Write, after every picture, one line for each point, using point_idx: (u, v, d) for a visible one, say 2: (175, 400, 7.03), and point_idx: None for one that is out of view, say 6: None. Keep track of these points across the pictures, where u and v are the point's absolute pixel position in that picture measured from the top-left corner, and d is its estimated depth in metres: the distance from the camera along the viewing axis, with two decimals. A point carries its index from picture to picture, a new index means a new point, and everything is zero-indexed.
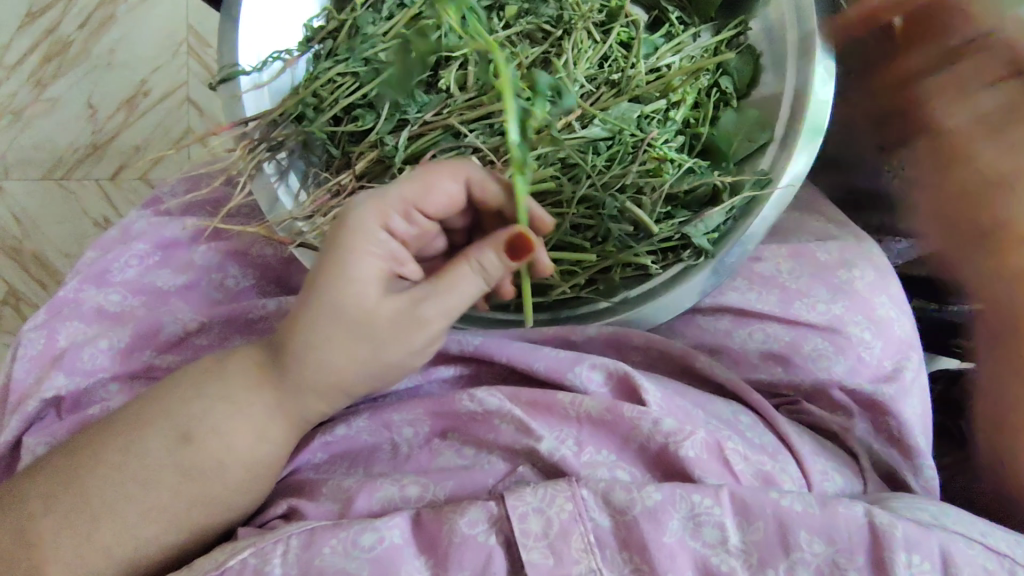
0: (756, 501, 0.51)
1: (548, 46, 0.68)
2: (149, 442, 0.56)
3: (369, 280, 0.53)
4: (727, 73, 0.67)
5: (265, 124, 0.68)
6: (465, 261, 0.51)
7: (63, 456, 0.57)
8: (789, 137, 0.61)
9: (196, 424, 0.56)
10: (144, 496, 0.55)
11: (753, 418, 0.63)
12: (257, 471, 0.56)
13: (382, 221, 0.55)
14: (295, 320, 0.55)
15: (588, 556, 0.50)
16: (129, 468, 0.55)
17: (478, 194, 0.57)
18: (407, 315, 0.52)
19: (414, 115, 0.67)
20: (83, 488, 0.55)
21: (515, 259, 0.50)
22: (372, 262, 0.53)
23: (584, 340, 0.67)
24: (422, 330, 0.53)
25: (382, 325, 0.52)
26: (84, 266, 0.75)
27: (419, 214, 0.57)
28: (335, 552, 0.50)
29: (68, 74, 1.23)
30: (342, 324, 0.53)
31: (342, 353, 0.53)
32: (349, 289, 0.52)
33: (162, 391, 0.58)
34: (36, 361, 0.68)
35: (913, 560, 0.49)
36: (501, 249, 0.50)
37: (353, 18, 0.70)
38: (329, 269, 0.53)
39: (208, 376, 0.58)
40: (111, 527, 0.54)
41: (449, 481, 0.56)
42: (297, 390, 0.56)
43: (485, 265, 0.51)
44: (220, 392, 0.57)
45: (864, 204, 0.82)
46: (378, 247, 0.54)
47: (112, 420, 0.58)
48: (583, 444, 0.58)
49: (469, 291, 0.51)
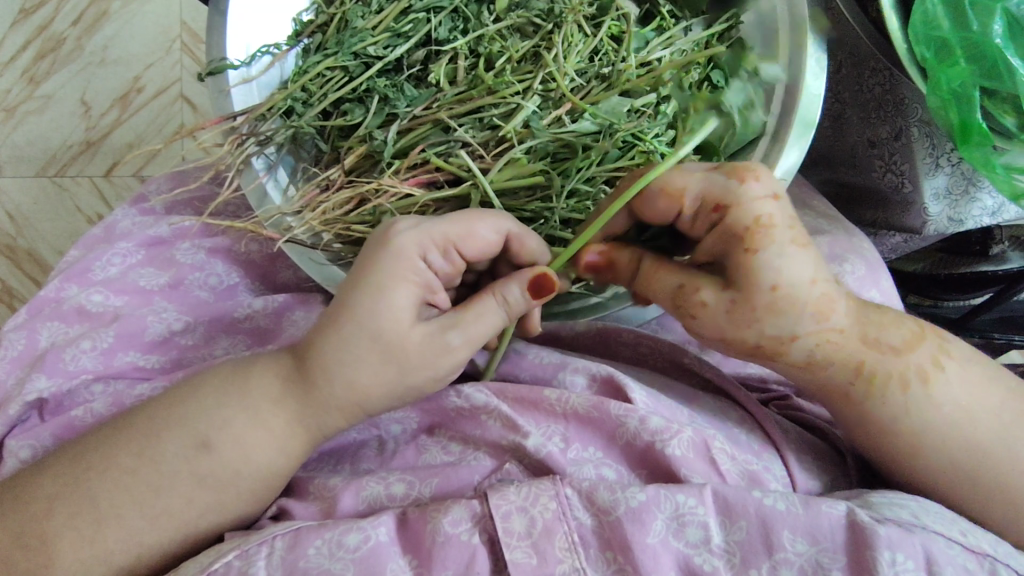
0: (738, 499, 0.50)
1: (539, 40, 0.66)
2: (169, 447, 0.55)
3: (405, 303, 0.52)
4: (718, 67, 0.65)
5: (254, 118, 0.68)
6: (492, 295, 0.53)
7: (68, 458, 0.56)
8: (780, 131, 0.61)
9: (214, 432, 0.55)
10: (155, 501, 0.54)
11: (744, 417, 0.61)
12: (269, 480, 0.55)
13: (421, 252, 0.53)
14: (324, 336, 0.53)
15: (572, 556, 0.49)
16: (143, 473, 0.54)
17: (514, 248, 0.57)
18: (437, 342, 0.53)
19: (403, 110, 0.66)
20: (91, 494, 0.54)
21: (538, 297, 0.53)
22: (407, 291, 0.52)
23: (571, 336, 0.69)
24: (448, 358, 0.53)
25: (412, 352, 0.52)
26: (68, 266, 0.75)
27: (457, 253, 0.55)
28: (320, 553, 0.49)
29: (61, 72, 1.22)
30: (375, 346, 0.52)
31: (370, 372, 0.53)
32: (386, 310, 0.52)
33: (181, 397, 0.57)
34: (16, 363, 0.69)
35: (897, 558, 0.48)
36: (526, 286, 0.53)
37: (343, 11, 0.69)
38: (367, 291, 0.52)
39: (231, 385, 0.56)
40: (117, 532, 0.53)
41: (434, 478, 0.56)
42: (321, 406, 0.54)
43: (510, 300, 0.53)
44: (242, 404, 0.55)
45: (855, 199, 0.84)
46: (417, 275, 0.53)
47: (124, 422, 0.57)
48: (570, 440, 0.57)
49: (492, 324, 0.53)
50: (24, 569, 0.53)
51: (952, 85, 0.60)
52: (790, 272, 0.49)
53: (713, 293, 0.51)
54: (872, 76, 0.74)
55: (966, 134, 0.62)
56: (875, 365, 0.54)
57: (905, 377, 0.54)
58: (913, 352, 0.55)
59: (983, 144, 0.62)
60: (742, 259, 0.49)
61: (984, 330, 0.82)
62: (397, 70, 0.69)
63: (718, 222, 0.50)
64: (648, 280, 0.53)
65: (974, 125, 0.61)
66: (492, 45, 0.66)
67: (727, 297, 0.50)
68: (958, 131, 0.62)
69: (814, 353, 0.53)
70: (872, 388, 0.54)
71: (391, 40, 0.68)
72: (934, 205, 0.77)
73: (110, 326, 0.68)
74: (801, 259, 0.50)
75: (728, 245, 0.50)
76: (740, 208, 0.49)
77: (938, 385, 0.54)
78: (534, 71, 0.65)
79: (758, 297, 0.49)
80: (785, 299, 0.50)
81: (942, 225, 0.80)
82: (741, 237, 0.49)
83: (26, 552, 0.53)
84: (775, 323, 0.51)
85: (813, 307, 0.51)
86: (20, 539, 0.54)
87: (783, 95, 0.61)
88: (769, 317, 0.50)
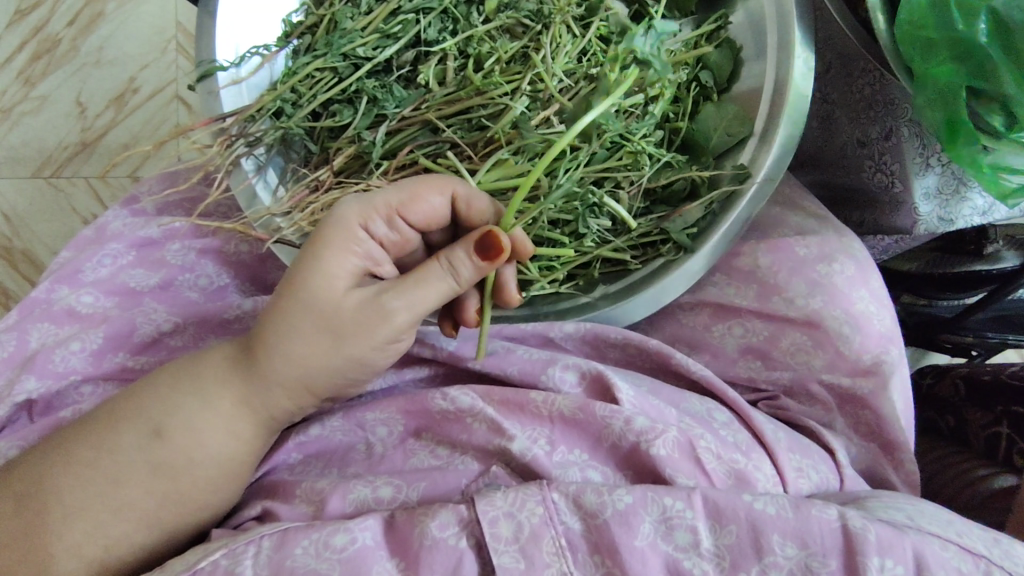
0: (728, 503, 0.50)
1: (527, 41, 0.66)
2: (125, 438, 0.55)
3: (342, 273, 0.54)
4: (707, 67, 0.65)
5: (242, 120, 0.67)
6: (438, 259, 0.52)
7: (37, 456, 0.56)
8: (768, 131, 0.61)
9: (171, 423, 0.55)
10: (117, 493, 0.54)
11: (729, 417, 0.62)
12: (230, 468, 0.56)
13: (363, 222, 0.55)
14: (273, 314, 0.55)
15: (560, 560, 0.49)
16: (103, 465, 0.55)
17: (463, 212, 0.56)
18: (373, 309, 0.52)
19: (392, 111, 0.66)
20: (55, 488, 0.54)
21: (487, 259, 0.51)
22: (347, 257, 0.54)
23: (561, 337, 0.67)
24: (386, 325, 0.53)
25: (347, 319, 0.53)
26: (59, 267, 0.76)
27: (402, 221, 0.56)
28: (306, 553, 0.49)
29: (55, 73, 1.23)
30: (309, 316, 0.53)
31: (308, 345, 0.54)
32: (321, 280, 0.54)
33: (139, 390, 0.58)
34: (6, 364, 0.69)
35: (886, 564, 0.48)
36: (471, 249, 0.51)
37: (331, 13, 0.69)
38: (305, 263, 0.54)
39: (184, 376, 0.57)
40: (81, 526, 0.53)
41: (421, 482, 0.56)
42: (265, 386, 0.55)
43: (455, 264, 0.51)
44: (195, 390, 0.56)
45: (842, 200, 0.84)
46: (355, 246, 0.55)
47: (86, 419, 0.57)
48: (555, 443, 0.57)
49: (435, 288, 0.52)
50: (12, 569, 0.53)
51: (939, 85, 0.61)
52: None
53: None
54: (862, 76, 0.74)
55: (953, 133, 0.62)
56: None
57: None
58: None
59: (970, 143, 0.62)
60: None
61: (978, 329, 0.84)
62: (387, 71, 0.69)
63: None
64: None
65: (961, 124, 0.61)
66: (481, 45, 0.66)
67: None
68: (946, 130, 0.62)
69: None
70: None
71: (380, 41, 0.68)
72: (924, 204, 0.76)
73: (100, 327, 0.68)
74: None
75: None
76: None
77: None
78: (522, 71, 0.65)
79: None
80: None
81: (932, 224, 0.78)
82: None
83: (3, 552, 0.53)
84: None
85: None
86: None
87: (771, 95, 0.61)
88: None
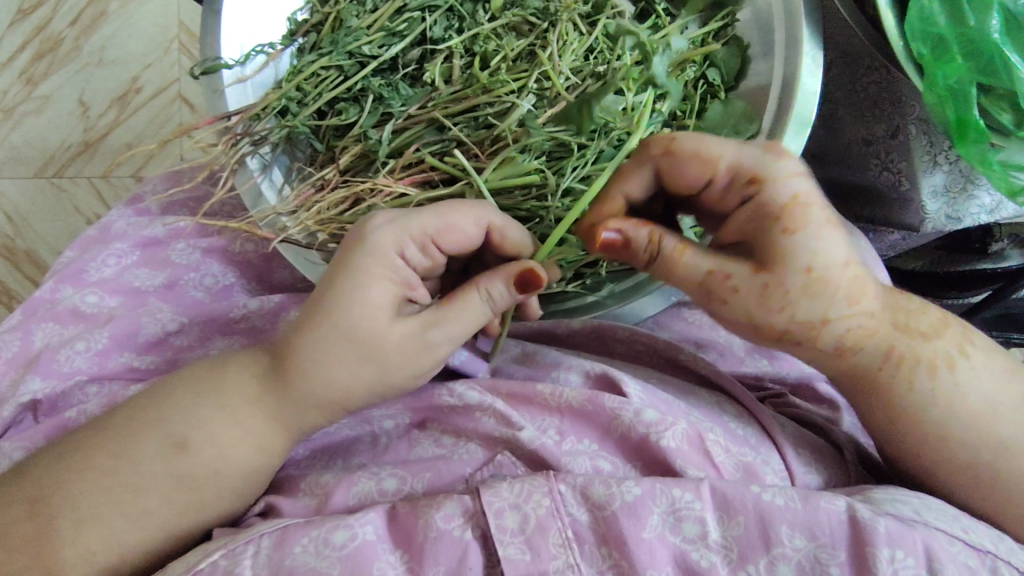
0: (736, 494, 0.50)
1: (534, 39, 0.66)
2: (144, 447, 0.55)
3: (381, 304, 0.52)
4: (714, 65, 0.66)
5: (248, 118, 0.67)
6: (476, 289, 0.52)
7: (51, 457, 0.56)
8: (776, 130, 0.60)
9: (190, 432, 0.55)
10: (135, 501, 0.54)
11: (737, 409, 0.61)
12: (251, 478, 0.56)
13: (399, 250, 0.53)
14: (302, 336, 0.53)
15: (566, 552, 0.49)
16: (122, 473, 0.54)
17: (496, 240, 0.56)
18: (418, 342, 0.52)
19: (398, 110, 0.66)
20: (71, 493, 0.54)
21: (524, 292, 0.52)
22: (386, 288, 0.52)
23: (567, 334, 0.68)
24: (429, 358, 0.53)
25: (391, 351, 0.52)
26: (64, 267, 0.76)
27: (435, 249, 0.54)
28: (307, 551, 0.49)
29: (57, 73, 1.23)
30: (350, 346, 0.52)
31: (350, 374, 0.52)
32: (361, 310, 0.51)
33: (159, 396, 0.57)
34: (10, 364, 0.68)
35: (897, 556, 0.48)
36: (512, 281, 0.52)
37: (337, 11, 0.69)
38: (340, 292, 0.52)
39: (209, 386, 0.56)
40: (98, 532, 0.53)
41: (426, 473, 0.55)
42: (300, 406, 0.54)
43: (494, 295, 0.52)
44: (219, 404, 0.55)
45: (850, 195, 0.84)
46: (393, 272, 0.52)
47: (102, 423, 0.57)
48: (564, 433, 0.57)
49: (477, 319, 0.52)
50: (21, 568, 0.53)
51: (949, 82, 0.60)
52: (824, 253, 0.48)
53: (745, 276, 0.49)
54: (868, 74, 0.75)
55: (962, 131, 0.62)
56: (903, 353, 0.54)
57: (934, 363, 0.54)
58: (941, 337, 0.55)
59: (979, 141, 0.62)
60: (774, 239, 0.48)
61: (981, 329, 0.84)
62: (392, 69, 0.69)
63: (749, 199, 0.49)
64: (673, 263, 0.50)
65: (971, 122, 0.61)
66: (487, 44, 0.66)
67: (760, 279, 0.49)
68: (954, 128, 0.62)
69: (846, 337, 0.52)
70: (901, 375, 0.54)
71: (386, 40, 0.68)
72: (931, 203, 0.78)
73: (104, 327, 0.68)
74: (831, 239, 0.48)
75: (761, 221, 0.49)
76: (775, 185, 0.48)
77: (965, 373, 0.55)
78: (528, 70, 0.65)
79: (792, 279, 0.48)
80: (819, 282, 0.49)
81: (940, 223, 0.80)
82: (777, 216, 0.48)
83: (9, 553, 0.53)
84: (807, 307, 0.49)
85: (846, 290, 0.50)
86: (8, 541, 0.54)
87: (778, 94, 0.61)
88: (803, 300, 0.49)
